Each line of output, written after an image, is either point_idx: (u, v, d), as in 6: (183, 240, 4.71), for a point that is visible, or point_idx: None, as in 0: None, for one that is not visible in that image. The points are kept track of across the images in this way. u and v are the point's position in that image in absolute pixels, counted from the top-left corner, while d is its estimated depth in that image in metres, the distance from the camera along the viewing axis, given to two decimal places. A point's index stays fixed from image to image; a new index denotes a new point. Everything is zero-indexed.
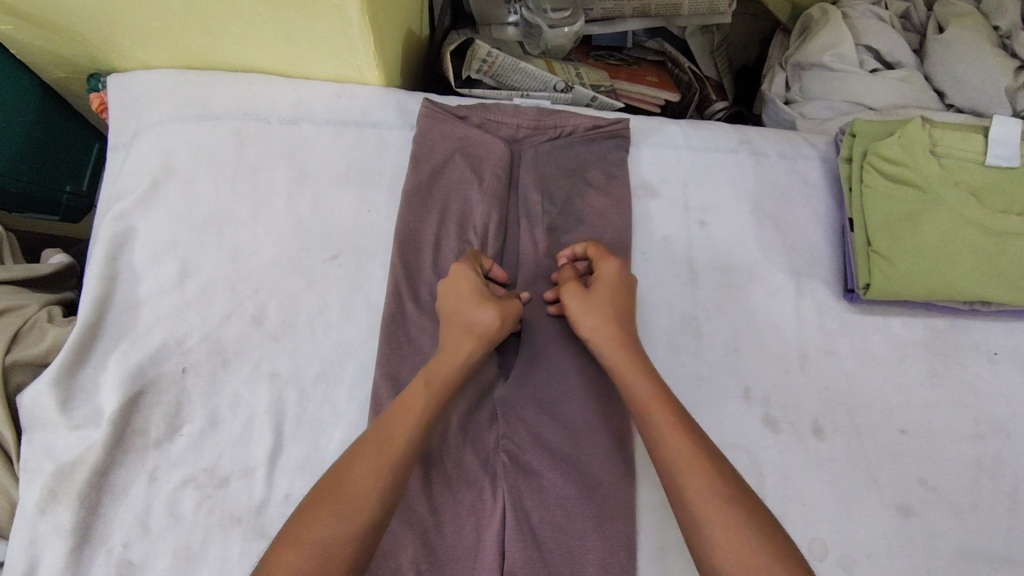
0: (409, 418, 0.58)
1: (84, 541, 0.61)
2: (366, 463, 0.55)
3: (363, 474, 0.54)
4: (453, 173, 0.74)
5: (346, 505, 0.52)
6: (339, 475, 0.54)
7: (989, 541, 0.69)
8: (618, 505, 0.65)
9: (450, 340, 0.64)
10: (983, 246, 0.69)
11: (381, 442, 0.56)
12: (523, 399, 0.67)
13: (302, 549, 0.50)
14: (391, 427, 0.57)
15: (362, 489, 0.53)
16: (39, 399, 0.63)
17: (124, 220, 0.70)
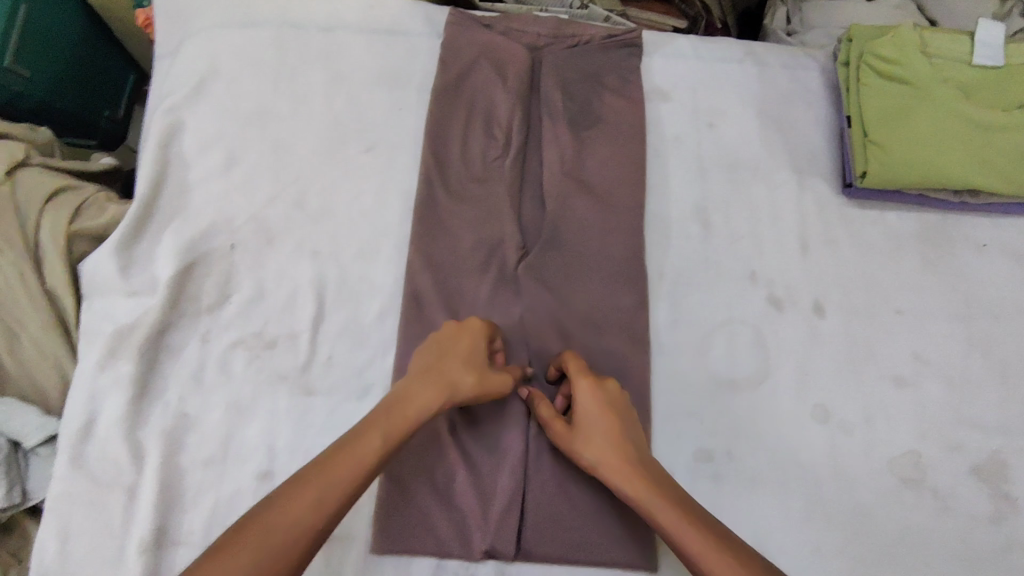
0: (362, 459, 0.55)
1: (143, 393, 0.67)
2: (303, 499, 0.52)
3: (301, 510, 0.52)
4: (479, 75, 0.79)
5: (272, 538, 0.50)
6: (273, 501, 0.52)
7: (978, 410, 0.75)
8: (631, 368, 0.72)
9: (414, 387, 0.61)
10: (972, 137, 0.74)
11: (325, 479, 0.54)
12: (548, 275, 0.73)
13: None
14: (330, 464, 0.54)
15: (286, 526, 0.51)
16: (99, 267, 0.69)
17: (173, 114, 0.75)
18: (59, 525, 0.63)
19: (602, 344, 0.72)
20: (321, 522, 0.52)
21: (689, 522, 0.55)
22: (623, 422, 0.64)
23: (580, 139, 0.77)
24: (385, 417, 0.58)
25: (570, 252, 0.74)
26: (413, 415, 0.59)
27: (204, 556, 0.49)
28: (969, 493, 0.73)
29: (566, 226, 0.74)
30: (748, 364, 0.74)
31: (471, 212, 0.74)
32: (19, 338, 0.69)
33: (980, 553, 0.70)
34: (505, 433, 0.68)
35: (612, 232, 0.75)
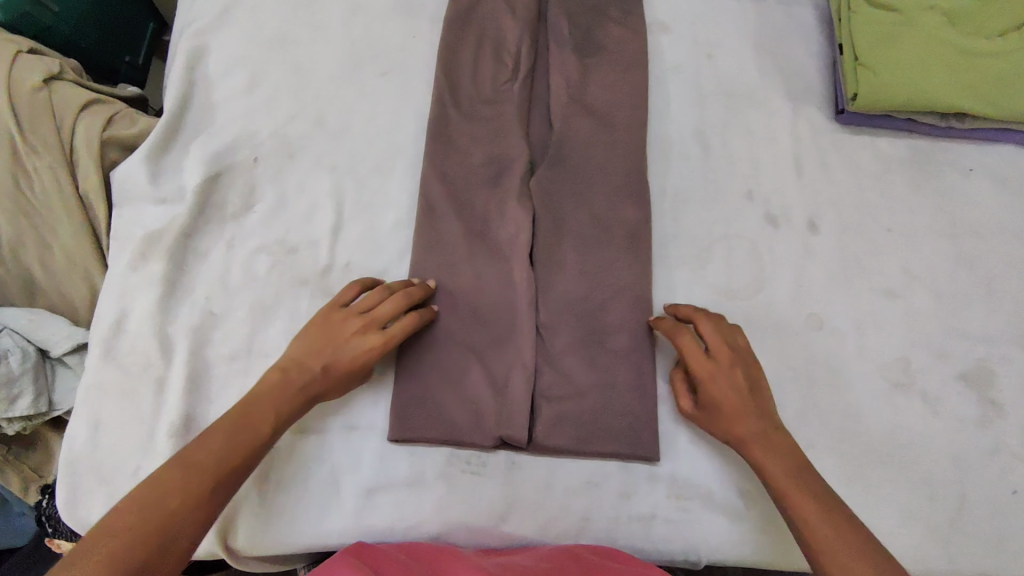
0: (272, 419, 0.60)
1: (172, 292, 0.71)
2: (185, 470, 0.54)
3: (175, 476, 0.54)
4: (489, 6, 0.83)
5: (190, 494, 0.53)
6: (164, 474, 0.54)
7: (967, 323, 0.78)
8: (633, 277, 0.74)
9: (342, 341, 0.64)
10: (956, 61, 0.79)
11: (207, 451, 0.56)
12: (555, 190, 0.76)
13: (137, 531, 0.50)
14: (250, 420, 0.59)
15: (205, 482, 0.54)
16: (131, 173, 0.73)
17: (200, 38, 0.80)
18: (91, 414, 0.66)
19: (605, 252, 0.74)
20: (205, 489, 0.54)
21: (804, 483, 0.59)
22: (748, 366, 0.66)
23: (586, 63, 0.81)
24: (270, 394, 0.61)
25: (575, 168, 0.77)
26: (293, 394, 0.62)
27: (102, 520, 0.50)
28: (956, 399, 0.75)
29: (572, 144, 0.78)
30: (744, 276, 0.77)
31: (481, 129, 0.78)
32: (50, 246, 0.73)
33: (965, 453, 0.73)
34: (515, 336, 0.71)
35: (615, 149, 0.78)
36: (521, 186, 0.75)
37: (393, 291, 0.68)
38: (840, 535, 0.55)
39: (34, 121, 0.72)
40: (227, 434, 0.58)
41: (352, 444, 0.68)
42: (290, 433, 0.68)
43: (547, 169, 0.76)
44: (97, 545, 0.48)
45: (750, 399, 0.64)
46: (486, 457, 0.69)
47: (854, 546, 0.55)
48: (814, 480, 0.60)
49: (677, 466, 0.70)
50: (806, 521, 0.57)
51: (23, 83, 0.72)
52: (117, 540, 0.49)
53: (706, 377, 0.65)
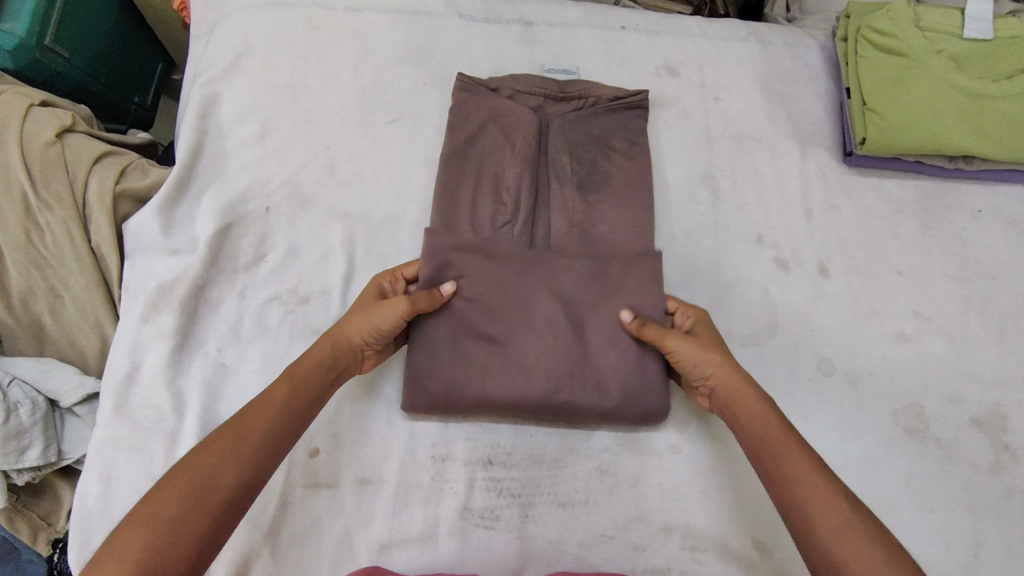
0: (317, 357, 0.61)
1: (183, 344, 0.70)
2: (185, 483, 0.48)
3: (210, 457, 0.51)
4: (487, 140, 0.80)
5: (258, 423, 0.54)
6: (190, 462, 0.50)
7: (982, 366, 0.78)
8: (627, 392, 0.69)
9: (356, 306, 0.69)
10: (964, 106, 0.79)
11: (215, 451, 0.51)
12: (554, 301, 0.71)
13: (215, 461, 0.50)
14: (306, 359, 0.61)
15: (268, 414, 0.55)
16: (143, 225, 0.74)
17: (211, 88, 0.81)
18: (102, 470, 0.66)
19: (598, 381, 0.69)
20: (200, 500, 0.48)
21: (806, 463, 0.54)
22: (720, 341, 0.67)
23: (593, 225, 0.77)
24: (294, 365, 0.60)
25: (584, 324, 0.71)
26: (291, 403, 0.57)
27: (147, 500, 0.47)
28: (971, 443, 0.75)
29: (574, 262, 0.72)
30: (757, 321, 0.77)
31: (482, 278, 0.71)
32: (62, 298, 0.73)
33: (981, 500, 0.73)
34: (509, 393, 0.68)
35: (627, 292, 0.71)
36: (530, 372, 0.69)
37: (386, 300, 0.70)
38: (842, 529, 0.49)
39: (48, 176, 0.72)
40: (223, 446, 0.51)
41: (364, 498, 0.67)
42: (302, 487, 0.67)
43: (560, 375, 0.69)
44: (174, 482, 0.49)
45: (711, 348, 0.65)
46: (499, 510, 0.68)
47: (856, 543, 0.48)
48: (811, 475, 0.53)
49: (692, 517, 0.69)
50: (802, 506, 0.52)
51: (37, 138, 0.73)
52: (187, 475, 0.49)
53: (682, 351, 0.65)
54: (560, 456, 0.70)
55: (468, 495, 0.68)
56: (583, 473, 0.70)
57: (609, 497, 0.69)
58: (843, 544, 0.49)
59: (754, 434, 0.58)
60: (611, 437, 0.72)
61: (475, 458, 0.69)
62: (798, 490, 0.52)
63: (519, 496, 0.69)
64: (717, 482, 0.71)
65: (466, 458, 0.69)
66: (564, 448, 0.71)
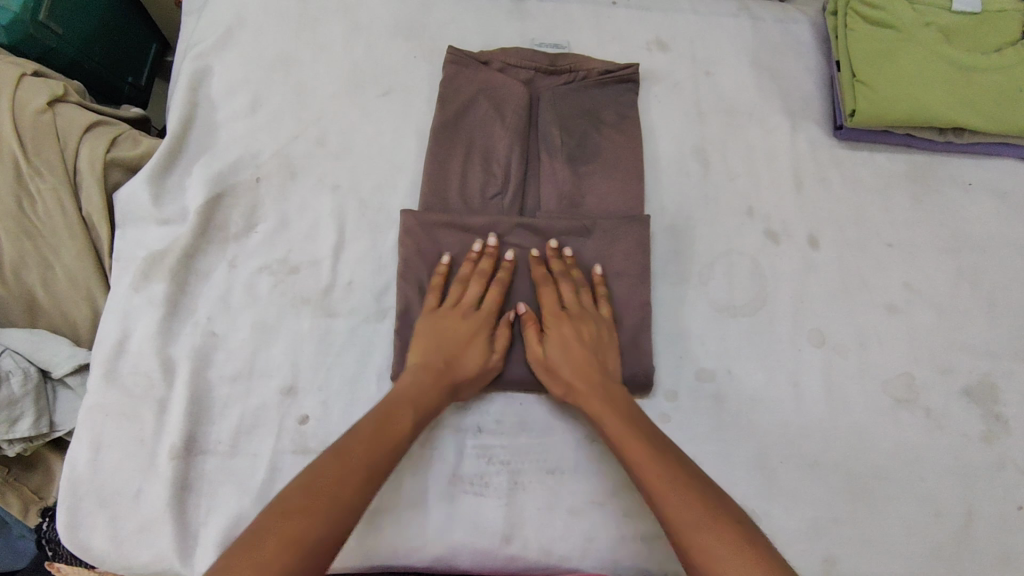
0: (432, 382, 0.64)
1: (173, 312, 0.71)
2: (323, 499, 0.51)
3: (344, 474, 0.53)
4: (478, 113, 0.80)
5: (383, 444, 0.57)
6: (318, 479, 0.52)
7: (972, 337, 0.78)
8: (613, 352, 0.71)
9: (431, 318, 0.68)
10: (953, 77, 0.79)
11: (346, 469, 0.54)
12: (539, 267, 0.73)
13: (345, 472, 0.53)
14: (420, 384, 0.63)
15: (396, 436, 0.59)
16: (135, 195, 0.74)
17: (203, 60, 0.81)
18: (92, 436, 0.66)
19: None
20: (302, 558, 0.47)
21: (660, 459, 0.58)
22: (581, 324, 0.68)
23: (583, 190, 0.78)
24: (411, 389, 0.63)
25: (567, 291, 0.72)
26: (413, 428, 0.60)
27: (263, 518, 0.49)
28: (959, 412, 0.75)
29: (558, 228, 0.74)
30: (747, 291, 0.77)
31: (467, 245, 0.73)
32: (53, 267, 0.73)
33: (971, 470, 0.73)
34: (494, 360, 0.69)
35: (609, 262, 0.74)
36: (513, 335, 0.70)
37: (466, 274, 0.71)
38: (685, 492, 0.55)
39: (39, 145, 0.72)
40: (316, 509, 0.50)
41: None
42: (291, 453, 0.67)
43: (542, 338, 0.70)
44: (305, 498, 0.51)
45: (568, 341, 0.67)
46: (489, 477, 0.68)
47: (704, 531, 0.52)
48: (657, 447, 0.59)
49: None
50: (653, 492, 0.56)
51: (28, 106, 0.73)
52: (323, 487, 0.52)
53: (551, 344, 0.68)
54: (550, 424, 0.70)
55: (457, 461, 0.68)
56: (572, 441, 0.70)
57: (599, 464, 0.69)
58: (692, 529, 0.53)
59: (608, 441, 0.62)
60: None
61: (464, 425, 0.69)
62: (650, 486, 0.56)
63: (508, 463, 0.69)
64: (706, 449, 0.71)
65: (456, 425, 0.69)
66: (554, 416, 0.71)
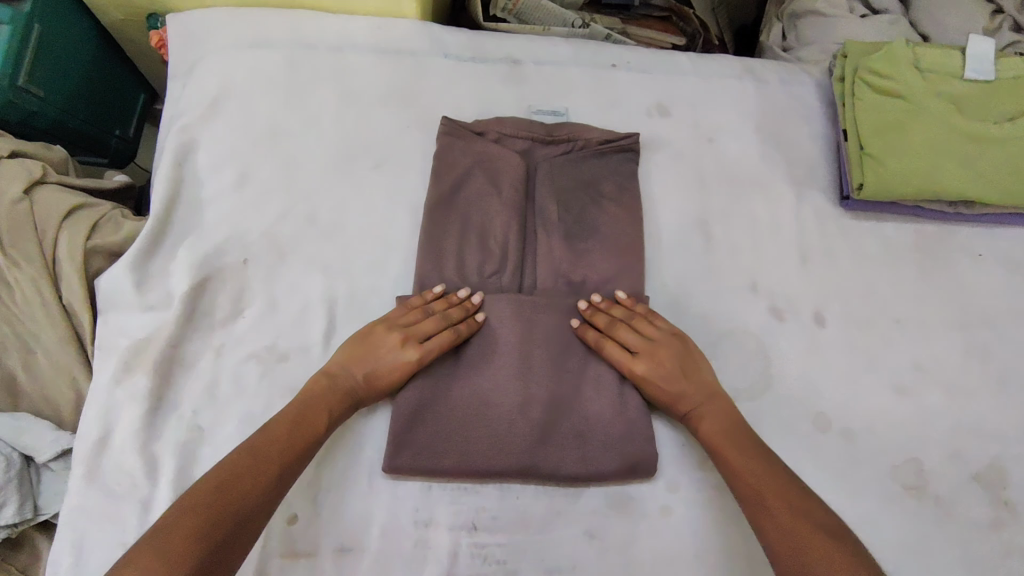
0: (332, 405, 0.64)
1: (157, 406, 0.68)
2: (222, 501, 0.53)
3: (246, 477, 0.56)
4: (473, 186, 0.77)
5: (293, 447, 0.59)
6: (226, 482, 0.54)
7: (981, 418, 0.76)
8: (615, 434, 0.68)
9: (383, 333, 0.67)
10: (965, 149, 0.76)
11: (247, 475, 0.56)
12: (541, 344, 0.69)
13: (237, 473, 0.56)
14: (326, 399, 0.64)
15: (308, 438, 0.61)
16: (116, 282, 0.71)
17: (188, 132, 0.78)
18: (73, 541, 0.63)
19: (587, 423, 0.68)
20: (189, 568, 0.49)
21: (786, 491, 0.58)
22: (684, 355, 0.69)
23: (581, 270, 0.75)
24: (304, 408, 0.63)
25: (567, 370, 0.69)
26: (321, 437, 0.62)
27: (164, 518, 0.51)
28: (970, 500, 0.73)
29: (557, 308, 0.71)
30: (752, 372, 0.75)
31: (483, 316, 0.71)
32: (33, 353, 0.71)
33: (984, 561, 0.70)
34: (495, 447, 0.66)
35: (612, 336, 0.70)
36: (513, 422, 0.66)
37: (434, 309, 0.69)
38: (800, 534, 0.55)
39: (18, 233, 0.70)
40: (228, 504, 0.53)
41: (345, 568, 0.65)
42: (279, 556, 0.65)
43: (550, 422, 0.67)
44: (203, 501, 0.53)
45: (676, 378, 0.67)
46: None
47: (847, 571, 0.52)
48: (767, 472, 0.60)
49: None
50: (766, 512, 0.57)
51: (6, 194, 0.71)
52: (202, 490, 0.54)
53: (643, 373, 0.67)
54: (548, 519, 0.68)
55: (453, 562, 0.66)
56: (570, 537, 0.68)
57: (599, 562, 0.67)
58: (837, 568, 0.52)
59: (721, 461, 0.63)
60: (600, 498, 0.69)
61: (459, 522, 0.67)
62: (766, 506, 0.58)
63: (505, 562, 0.66)
64: (709, 546, 0.68)
65: (450, 523, 0.67)
66: (552, 511, 0.68)
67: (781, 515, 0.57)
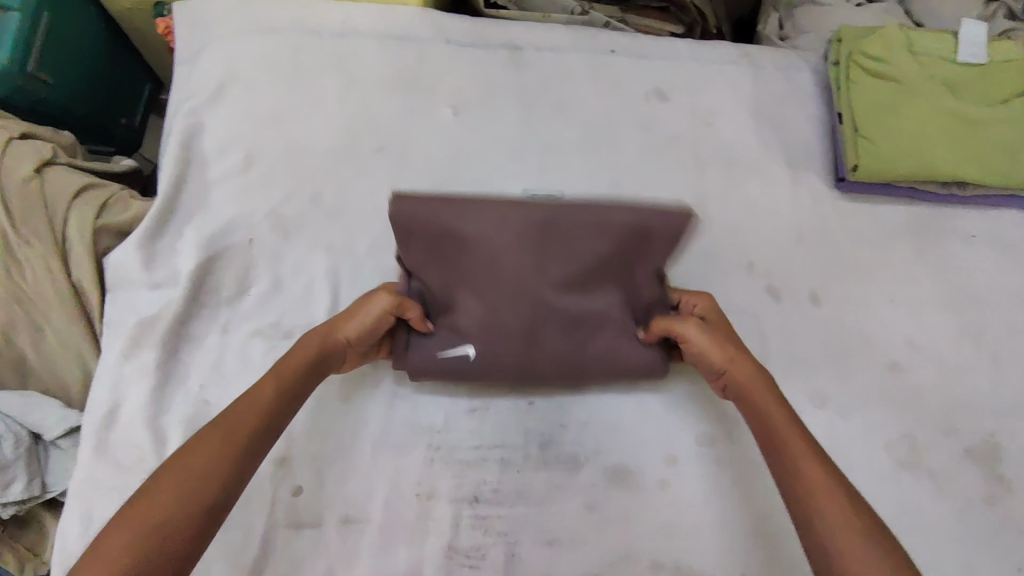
0: (299, 360, 0.61)
1: (165, 380, 0.69)
2: (179, 480, 0.50)
3: (207, 458, 0.52)
4: (461, 217, 0.73)
5: (254, 417, 0.56)
6: (184, 461, 0.51)
7: (975, 396, 0.77)
8: (612, 354, 0.70)
9: (359, 300, 0.67)
10: (957, 131, 0.78)
11: (205, 450, 0.52)
12: (553, 267, 0.66)
13: (197, 455, 0.52)
14: (287, 362, 0.61)
15: (263, 399, 0.57)
16: (124, 260, 0.73)
17: (195, 116, 0.80)
18: (81, 511, 0.64)
19: (588, 342, 0.69)
20: (160, 546, 0.46)
21: (826, 468, 0.55)
22: (733, 333, 0.68)
23: None
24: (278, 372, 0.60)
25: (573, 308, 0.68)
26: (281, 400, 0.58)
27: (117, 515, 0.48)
28: (964, 475, 0.74)
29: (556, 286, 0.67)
30: (749, 350, 0.76)
31: (478, 317, 0.68)
32: (42, 332, 0.72)
33: (978, 534, 0.71)
34: (499, 356, 0.68)
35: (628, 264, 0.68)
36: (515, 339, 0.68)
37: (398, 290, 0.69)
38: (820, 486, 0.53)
39: (27, 212, 0.72)
40: (189, 488, 0.50)
41: (348, 539, 0.66)
42: (284, 527, 0.66)
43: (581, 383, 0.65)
44: (159, 487, 0.49)
45: (722, 346, 0.66)
46: (486, 549, 0.67)
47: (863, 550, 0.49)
48: (818, 460, 0.55)
49: (681, 553, 0.68)
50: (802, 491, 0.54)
51: (15, 174, 0.72)
52: (163, 478, 0.50)
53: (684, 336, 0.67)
54: (548, 492, 0.69)
55: (454, 534, 0.67)
56: (570, 510, 0.69)
57: (598, 534, 0.68)
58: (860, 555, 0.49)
59: (765, 434, 0.59)
60: (599, 472, 0.70)
61: (460, 494, 0.68)
62: (803, 489, 0.54)
63: (506, 534, 0.67)
64: (707, 518, 0.70)
65: (452, 495, 0.68)
66: (552, 484, 0.69)
67: (817, 500, 0.52)
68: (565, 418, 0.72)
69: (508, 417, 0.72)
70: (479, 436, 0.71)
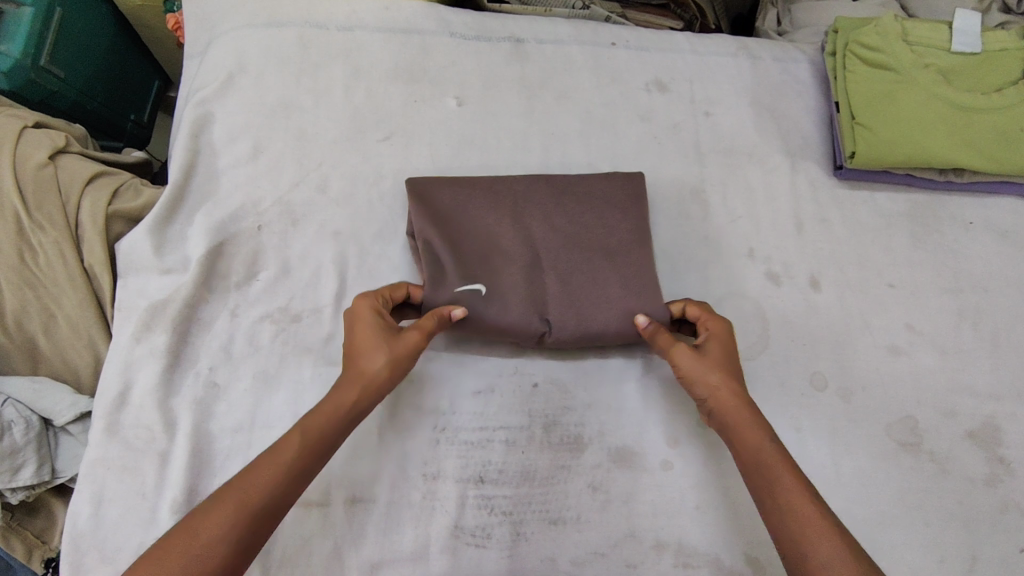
0: (340, 403, 0.60)
1: (175, 363, 0.71)
2: (214, 522, 0.51)
3: (235, 500, 0.52)
4: (461, 210, 0.75)
5: (290, 465, 0.55)
6: (217, 501, 0.52)
7: (975, 379, 0.78)
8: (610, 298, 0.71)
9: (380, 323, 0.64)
10: (953, 118, 0.79)
11: (238, 493, 0.53)
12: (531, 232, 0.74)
13: (229, 496, 0.53)
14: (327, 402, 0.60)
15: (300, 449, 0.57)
16: (135, 245, 0.74)
17: (204, 106, 0.81)
18: (92, 490, 0.65)
19: (585, 296, 0.71)
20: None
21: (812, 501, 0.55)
22: (733, 358, 0.66)
23: (572, 248, 0.74)
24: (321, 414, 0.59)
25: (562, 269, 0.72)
26: (319, 446, 0.58)
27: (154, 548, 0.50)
28: (965, 456, 0.74)
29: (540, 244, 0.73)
30: (750, 333, 0.77)
31: (480, 279, 0.71)
32: (54, 317, 0.73)
33: (979, 515, 0.72)
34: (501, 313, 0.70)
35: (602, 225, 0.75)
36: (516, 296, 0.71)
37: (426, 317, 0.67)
38: (808, 522, 0.53)
39: (40, 198, 0.73)
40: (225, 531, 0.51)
41: (355, 518, 0.67)
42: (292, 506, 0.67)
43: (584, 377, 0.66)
44: (195, 522, 0.51)
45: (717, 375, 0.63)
46: (491, 528, 0.68)
47: None
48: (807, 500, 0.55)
49: (684, 532, 0.69)
50: (796, 535, 0.53)
51: (30, 159, 0.74)
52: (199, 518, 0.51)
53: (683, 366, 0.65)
54: (552, 472, 0.70)
55: (459, 513, 0.68)
56: (574, 490, 0.69)
57: (602, 514, 0.69)
58: None
59: (758, 471, 0.58)
60: (603, 453, 0.71)
61: (466, 475, 0.69)
62: (796, 532, 0.53)
63: (510, 514, 0.68)
64: (710, 499, 0.70)
65: (457, 475, 0.69)
66: (556, 465, 0.70)
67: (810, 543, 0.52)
68: (569, 400, 0.73)
69: (513, 399, 0.73)
70: (484, 418, 0.71)
